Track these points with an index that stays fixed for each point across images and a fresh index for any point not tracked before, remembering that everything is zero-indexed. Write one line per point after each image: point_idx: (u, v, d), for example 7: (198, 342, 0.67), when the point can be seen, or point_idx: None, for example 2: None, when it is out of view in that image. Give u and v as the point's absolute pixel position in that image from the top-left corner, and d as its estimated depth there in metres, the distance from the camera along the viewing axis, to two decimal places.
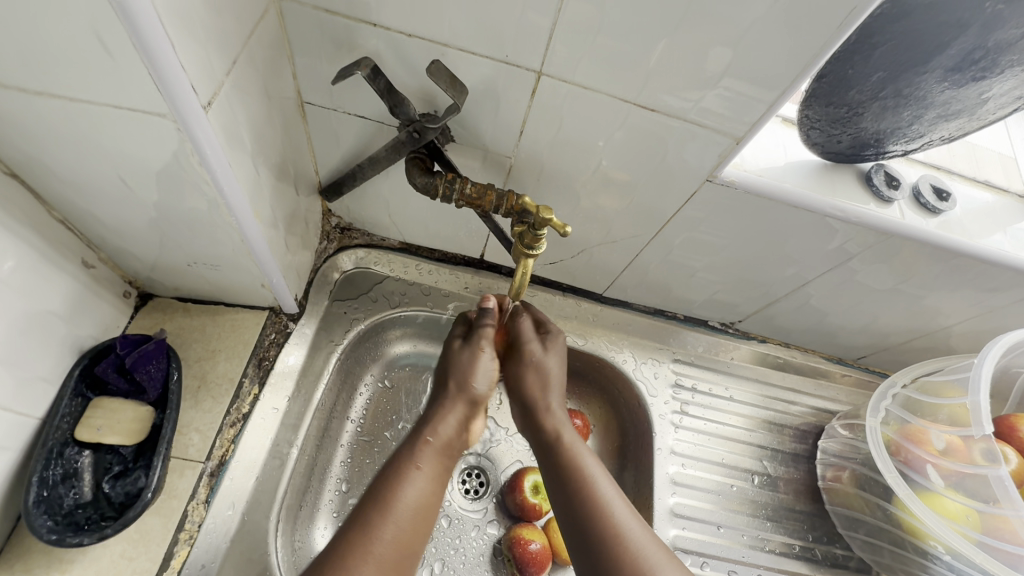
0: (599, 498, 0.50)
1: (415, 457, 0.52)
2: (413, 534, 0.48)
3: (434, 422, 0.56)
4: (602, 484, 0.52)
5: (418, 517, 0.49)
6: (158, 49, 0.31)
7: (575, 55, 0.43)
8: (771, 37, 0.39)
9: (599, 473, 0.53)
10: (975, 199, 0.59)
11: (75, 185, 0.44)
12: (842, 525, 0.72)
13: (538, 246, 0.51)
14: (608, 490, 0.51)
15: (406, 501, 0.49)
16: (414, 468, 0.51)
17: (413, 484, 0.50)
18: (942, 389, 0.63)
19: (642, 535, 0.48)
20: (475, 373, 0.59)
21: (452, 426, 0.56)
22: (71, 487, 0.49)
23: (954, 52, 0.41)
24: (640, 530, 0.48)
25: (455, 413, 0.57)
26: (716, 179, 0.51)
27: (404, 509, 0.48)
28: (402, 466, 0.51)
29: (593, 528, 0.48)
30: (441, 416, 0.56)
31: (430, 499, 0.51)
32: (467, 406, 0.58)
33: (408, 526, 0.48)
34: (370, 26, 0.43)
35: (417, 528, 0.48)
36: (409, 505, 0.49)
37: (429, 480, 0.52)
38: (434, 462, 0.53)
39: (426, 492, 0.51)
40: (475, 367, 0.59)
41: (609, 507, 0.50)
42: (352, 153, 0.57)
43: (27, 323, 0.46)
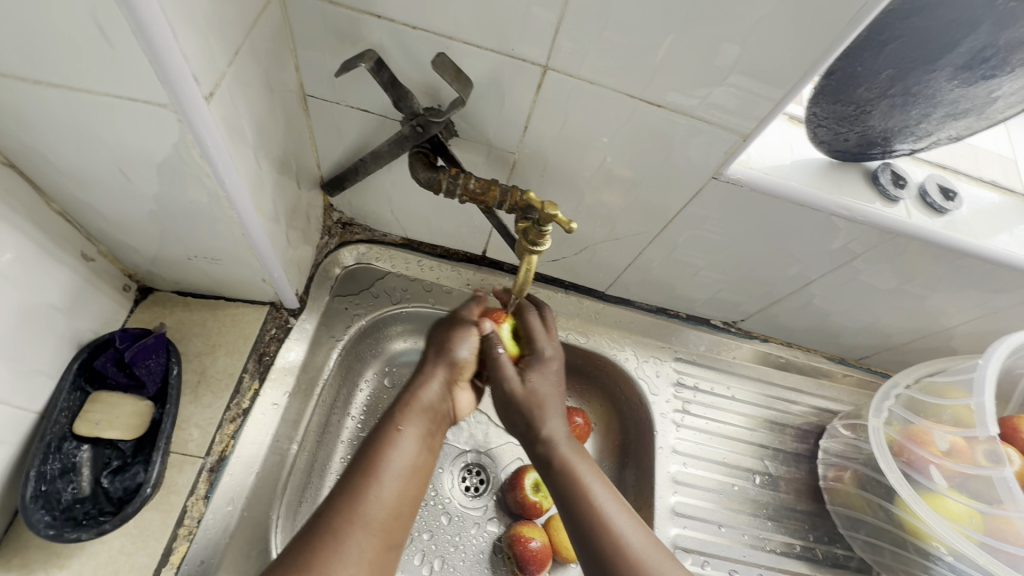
0: (596, 506, 0.50)
1: (394, 420, 0.51)
2: (399, 510, 0.47)
3: (417, 386, 0.54)
4: (598, 489, 0.52)
5: (408, 480, 0.49)
6: (159, 38, 0.30)
7: (581, 50, 0.42)
8: (780, 33, 0.38)
9: (595, 477, 0.52)
10: (981, 199, 0.59)
11: (74, 177, 0.43)
12: (843, 525, 0.72)
13: (543, 242, 0.50)
14: (605, 496, 0.51)
15: (393, 467, 0.48)
16: (396, 431, 0.50)
17: (401, 450, 0.49)
18: (947, 389, 0.63)
19: (639, 541, 0.48)
20: (458, 338, 0.57)
21: (436, 391, 0.55)
22: (70, 481, 0.49)
23: (965, 49, 0.41)
24: (638, 536, 0.49)
25: (451, 401, 0.56)
26: (721, 177, 0.51)
27: (391, 476, 0.48)
28: (386, 431, 0.50)
29: (592, 537, 0.48)
30: (422, 379, 0.55)
31: (418, 469, 0.50)
32: (449, 372, 0.56)
33: (393, 491, 0.47)
34: (374, 18, 0.43)
35: (402, 494, 0.48)
36: (396, 471, 0.48)
37: (415, 443, 0.51)
38: (414, 422, 0.52)
39: (413, 454, 0.50)
40: (462, 338, 0.57)
41: (608, 514, 0.49)
42: (354, 148, 0.56)
43: (25, 316, 0.46)
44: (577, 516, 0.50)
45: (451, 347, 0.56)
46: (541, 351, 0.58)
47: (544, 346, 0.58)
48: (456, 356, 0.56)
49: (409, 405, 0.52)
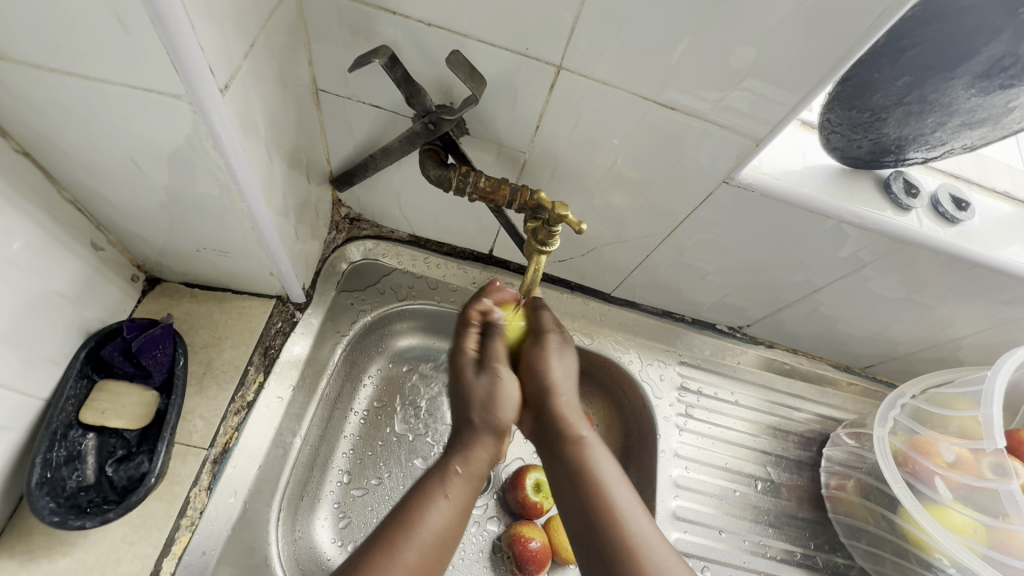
0: (615, 508, 0.50)
1: (443, 487, 0.51)
2: (430, 562, 0.46)
3: (463, 451, 0.54)
4: (620, 490, 0.51)
5: (438, 548, 0.47)
6: (177, 28, 0.30)
7: (596, 50, 0.42)
8: (797, 38, 0.38)
9: (619, 479, 0.53)
10: (993, 210, 0.58)
11: (86, 165, 0.43)
12: (844, 534, 0.72)
13: (552, 243, 0.50)
14: (626, 496, 0.51)
15: (430, 528, 0.48)
16: (440, 497, 0.50)
17: (438, 512, 0.49)
18: (953, 401, 0.63)
19: (659, 543, 0.48)
20: (498, 402, 0.57)
21: (484, 459, 0.55)
22: (74, 469, 0.49)
23: (984, 58, 0.40)
24: (658, 540, 0.49)
25: (485, 447, 0.55)
26: (733, 181, 0.51)
27: (426, 536, 0.47)
28: (428, 495, 0.50)
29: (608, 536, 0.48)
30: (471, 447, 0.55)
31: (455, 527, 0.50)
32: (496, 440, 0.56)
33: (428, 554, 0.46)
34: (390, 14, 0.42)
35: (436, 559, 0.47)
36: (429, 535, 0.47)
37: (454, 511, 0.50)
38: (462, 493, 0.51)
39: (450, 523, 0.49)
40: (503, 399, 0.57)
41: (625, 515, 0.49)
42: (365, 144, 0.56)
43: (34, 303, 0.46)
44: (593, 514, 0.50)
45: (495, 411, 0.57)
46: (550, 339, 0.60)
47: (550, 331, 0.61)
48: (499, 421, 0.56)
49: (457, 474, 0.52)
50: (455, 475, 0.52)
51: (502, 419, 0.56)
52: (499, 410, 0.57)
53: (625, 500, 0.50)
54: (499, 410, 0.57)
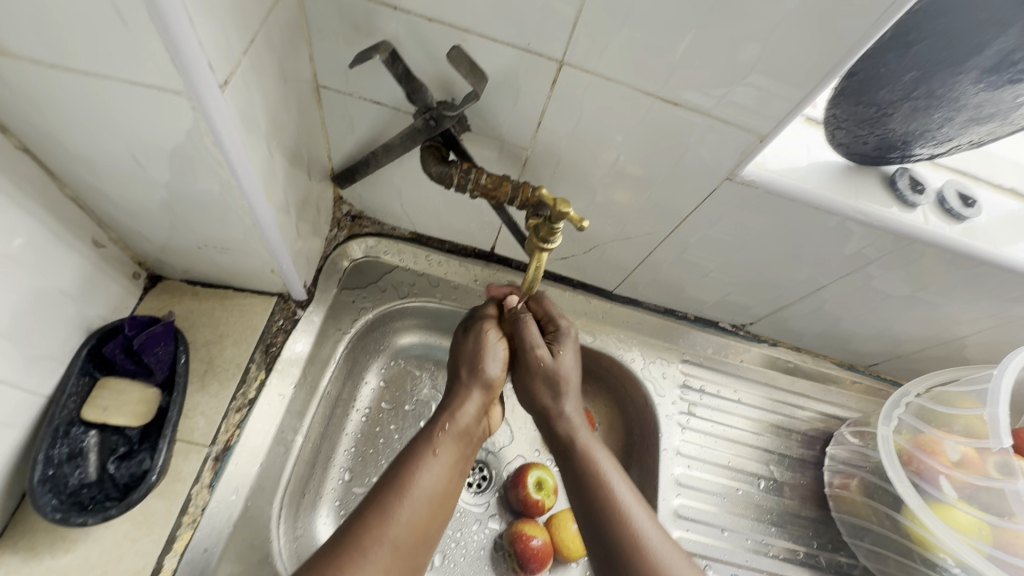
0: (620, 504, 0.50)
1: (431, 444, 0.52)
2: (427, 520, 0.48)
3: (454, 409, 0.56)
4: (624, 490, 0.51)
5: (430, 506, 0.49)
6: (173, 23, 0.30)
7: (598, 45, 0.42)
8: (803, 32, 0.38)
9: (621, 478, 0.52)
10: (1000, 207, 0.58)
11: (87, 160, 0.43)
12: (847, 533, 0.72)
13: (553, 240, 0.49)
14: (627, 495, 0.51)
15: (422, 487, 0.49)
16: (430, 454, 0.51)
17: (428, 471, 0.50)
18: (958, 400, 0.62)
19: (656, 536, 0.48)
20: (486, 356, 0.58)
21: (471, 414, 0.56)
22: (77, 466, 0.49)
23: (992, 52, 0.40)
24: (657, 534, 0.49)
25: (472, 401, 0.57)
26: (736, 177, 0.50)
27: (419, 494, 0.48)
28: (417, 453, 0.51)
29: (614, 536, 0.48)
30: (458, 405, 0.56)
31: (446, 484, 0.51)
32: (485, 394, 0.58)
33: (423, 514, 0.48)
34: (391, 9, 0.42)
35: (430, 519, 0.48)
36: (423, 493, 0.49)
37: (444, 467, 0.51)
38: (451, 448, 0.53)
39: (442, 479, 0.51)
40: (491, 353, 0.58)
41: (629, 515, 0.49)
42: (366, 141, 0.56)
43: (36, 301, 0.46)
44: (601, 517, 0.50)
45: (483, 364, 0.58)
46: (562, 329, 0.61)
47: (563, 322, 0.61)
48: (486, 371, 0.58)
49: (445, 431, 0.53)
50: (444, 432, 0.53)
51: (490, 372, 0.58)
52: (488, 360, 0.58)
53: (626, 497, 0.50)
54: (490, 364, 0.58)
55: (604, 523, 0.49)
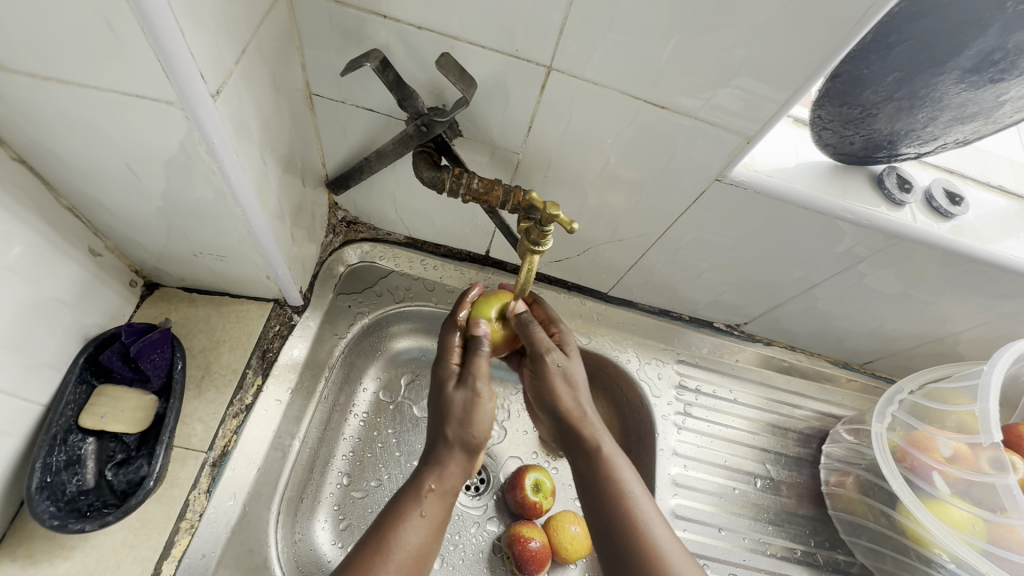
0: (639, 516, 0.50)
1: (418, 506, 0.49)
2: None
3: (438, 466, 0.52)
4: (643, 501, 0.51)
5: (416, 567, 0.47)
6: (166, 35, 0.31)
7: (585, 51, 0.42)
8: (786, 35, 0.38)
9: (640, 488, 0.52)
10: (988, 204, 0.58)
11: (82, 171, 0.44)
12: (844, 531, 0.72)
13: (545, 242, 0.50)
14: (647, 507, 0.51)
15: (408, 549, 0.47)
16: (417, 518, 0.49)
17: (414, 530, 0.48)
18: (950, 395, 0.62)
19: (678, 554, 0.48)
20: (476, 418, 0.54)
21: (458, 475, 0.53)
22: (74, 473, 0.50)
23: (972, 53, 0.40)
24: (675, 547, 0.49)
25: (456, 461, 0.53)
26: (725, 178, 0.51)
27: (403, 557, 0.46)
28: (402, 517, 0.48)
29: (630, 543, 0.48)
30: (447, 461, 0.52)
31: (429, 544, 0.49)
32: (470, 458, 0.54)
33: (407, 574, 0.46)
34: (380, 18, 0.43)
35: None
36: (408, 559, 0.47)
37: (430, 527, 0.49)
38: (436, 508, 0.50)
39: (427, 539, 0.49)
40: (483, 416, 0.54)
41: (644, 523, 0.49)
42: (359, 147, 0.57)
43: (33, 310, 0.47)
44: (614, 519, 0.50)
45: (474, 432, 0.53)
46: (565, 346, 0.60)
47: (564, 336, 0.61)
48: (475, 439, 0.54)
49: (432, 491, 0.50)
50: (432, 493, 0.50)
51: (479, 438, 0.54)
52: (478, 425, 0.54)
53: (646, 508, 0.50)
54: (479, 427, 0.54)
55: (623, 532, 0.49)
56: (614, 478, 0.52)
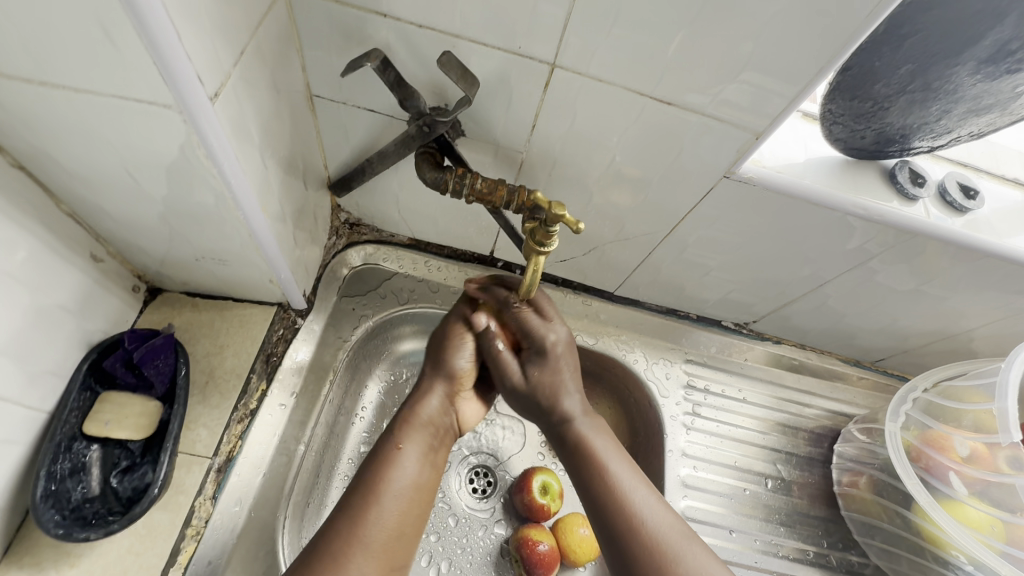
0: (616, 485, 0.51)
1: (395, 437, 0.52)
2: (404, 517, 0.49)
3: (415, 403, 0.56)
4: (618, 465, 0.53)
5: (411, 500, 0.50)
6: (162, 38, 0.30)
7: (590, 47, 0.41)
8: (795, 27, 0.37)
9: (614, 454, 0.54)
10: (1003, 198, 0.57)
11: (81, 177, 0.43)
12: (858, 532, 0.71)
13: (550, 243, 0.49)
14: (625, 476, 0.52)
15: (400, 483, 0.50)
16: (396, 449, 0.51)
17: (404, 468, 0.50)
18: (966, 393, 0.61)
19: (658, 519, 0.50)
20: (455, 348, 0.58)
21: (436, 406, 0.56)
22: (79, 481, 0.49)
23: (989, 43, 0.39)
24: (657, 512, 0.50)
25: (437, 396, 0.57)
26: (733, 175, 0.50)
27: (392, 493, 0.49)
28: (382, 450, 0.51)
29: (614, 519, 0.50)
30: (424, 394, 0.57)
31: (425, 475, 0.52)
32: (448, 384, 0.58)
33: (398, 509, 0.49)
34: (380, 17, 0.42)
35: (406, 515, 0.49)
36: (399, 490, 0.49)
37: (420, 458, 0.52)
38: (418, 439, 0.53)
39: (421, 472, 0.52)
40: (458, 348, 0.58)
41: (628, 497, 0.51)
42: (361, 148, 0.56)
43: (35, 317, 0.46)
44: (602, 501, 0.51)
45: (449, 361, 0.58)
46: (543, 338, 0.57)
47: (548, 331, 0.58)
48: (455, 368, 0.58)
49: (409, 423, 0.53)
50: (409, 424, 0.54)
51: (455, 366, 0.58)
52: (454, 360, 0.58)
53: (623, 478, 0.52)
54: (455, 357, 0.58)
55: (605, 508, 0.51)
56: (592, 453, 0.54)
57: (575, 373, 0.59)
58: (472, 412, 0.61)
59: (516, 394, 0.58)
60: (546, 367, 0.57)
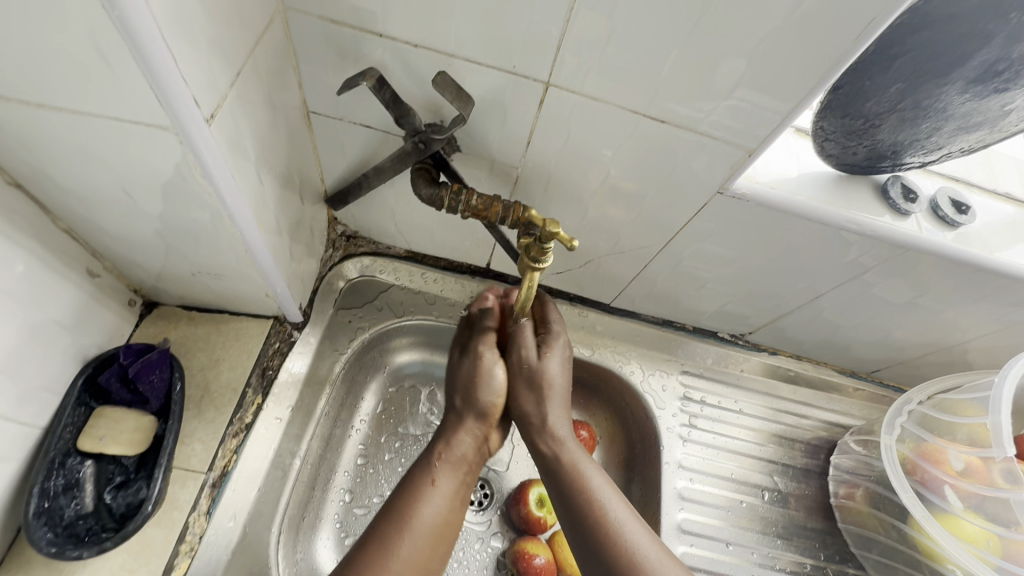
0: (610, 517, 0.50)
1: (429, 474, 0.53)
2: (429, 553, 0.49)
3: (449, 438, 0.57)
4: (610, 496, 0.52)
5: (437, 535, 0.50)
6: (157, 62, 0.31)
7: (583, 67, 0.42)
8: (785, 48, 0.38)
9: (606, 484, 0.53)
10: (995, 212, 0.57)
11: (77, 194, 0.43)
12: (855, 544, 0.71)
13: (545, 258, 0.49)
14: (617, 507, 0.51)
15: (428, 518, 0.50)
16: (430, 485, 0.52)
17: (434, 504, 0.51)
18: (961, 407, 0.61)
19: (652, 551, 0.48)
20: (482, 383, 0.58)
21: (467, 443, 0.57)
22: (73, 497, 0.49)
23: (976, 63, 0.40)
24: (652, 547, 0.49)
25: (467, 432, 0.58)
26: (727, 191, 0.50)
27: (420, 528, 0.49)
28: (416, 484, 0.52)
29: (606, 552, 0.48)
30: (457, 432, 0.57)
31: (452, 512, 0.53)
32: (480, 421, 0.59)
33: (427, 544, 0.49)
34: (376, 36, 0.43)
35: (432, 549, 0.50)
36: (427, 526, 0.50)
37: (449, 495, 0.53)
38: (450, 477, 0.54)
39: (450, 508, 0.52)
40: (486, 382, 0.58)
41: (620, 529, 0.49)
42: (358, 163, 0.56)
43: (30, 333, 0.46)
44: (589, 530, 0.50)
45: (479, 395, 0.58)
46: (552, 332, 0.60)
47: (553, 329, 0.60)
48: (482, 403, 0.58)
49: (442, 460, 0.55)
50: (441, 460, 0.55)
51: (485, 402, 0.58)
52: (483, 394, 0.58)
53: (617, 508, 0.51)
54: (485, 394, 0.58)
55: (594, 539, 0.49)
56: (584, 484, 0.52)
57: (563, 396, 0.58)
58: (499, 438, 0.61)
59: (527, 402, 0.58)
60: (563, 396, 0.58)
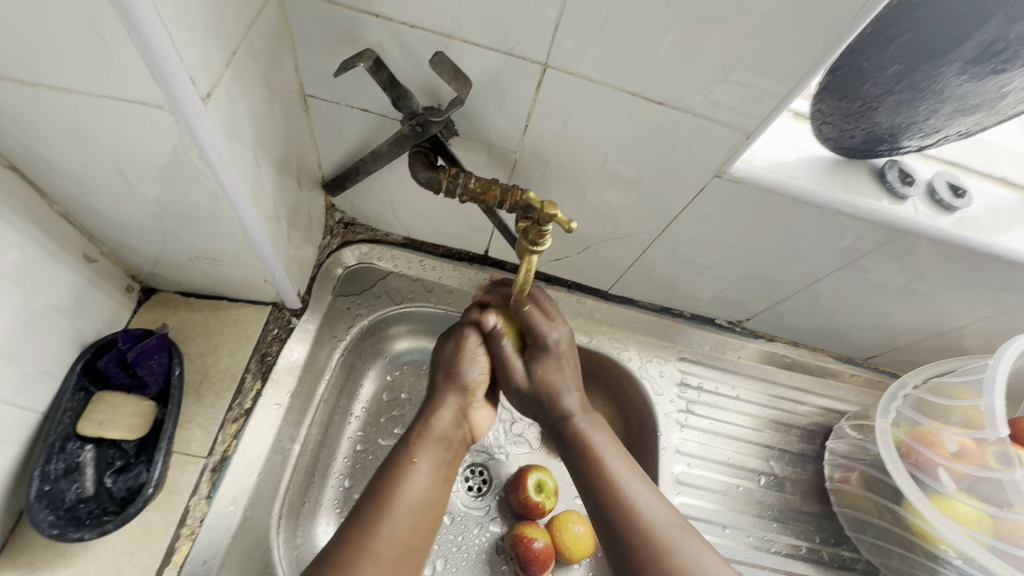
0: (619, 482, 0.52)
1: (409, 451, 0.53)
2: (412, 532, 0.49)
3: (429, 417, 0.56)
4: (615, 458, 0.54)
5: (421, 513, 0.50)
6: (153, 40, 0.30)
7: (581, 48, 0.42)
8: (782, 29, 0.38)
9: (610, 448, 0.55)
10: (991, 196, 0.58)
11: (74, 177, 0.43)
12: (850, 527, 0.71)
13: (543, 242, 0.49)
14: (626, 472, 0.53)
15: (412, 495, 0.50)
16: (410, 463, 0.52)
17: (413, 481, 0.51)
18: (955, 391, 0.62)
19: (655, 510, 0.51)
20: (465, 360, 0.58)
21: (448, 420, 0.56)
22: (74, 481, 0.49)
23: (974, 44, 0.40)
24: (654, 504, 0.51)
25: (447, 407, 0.57)
26: (725, 174, 0.50)
27: (403, 506, 0.49)
28: (396, 463, 0.52)
29: (615, 510, 0.51)
30: (436, 411, 0.57)
31: (433, 488, 0.52)
32: (461, 397, 0.58)
33: (407, 523, 0.48)
34: (373, 17, 0.42)
35: (417, 527, 0.49)
36: (409, 504, 0.49)
37: (428, 472, 0.52)
38: (428, 454, 0.53)
39: (429, 484, 0.52)
40: (471, 360, 0.59)
41: (627, 492, 0.51)
42: (355, 147, 0.56)
43: (29, 318, 0.46)
44: (603, 503, 0.51)
45: (462, 372, 0.58)
46: (545, 338, 0.58)
47: (548, 331, 0.58)
48: (462, 377, 0.58)
49: (420, 437, 0.54)
50: (422, 439, 0.54)
51: (468, 378, 0.58)
52: (467, 372, 0.58)
53: (625, 474, 0.53)
54: (467, 371, 0.58)
55: (605, 500, 0.51)
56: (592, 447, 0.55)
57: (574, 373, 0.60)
58: (484, 420, 0.61)
59: (522, 383, 0.59)
60: (548, 359, 0.58)
